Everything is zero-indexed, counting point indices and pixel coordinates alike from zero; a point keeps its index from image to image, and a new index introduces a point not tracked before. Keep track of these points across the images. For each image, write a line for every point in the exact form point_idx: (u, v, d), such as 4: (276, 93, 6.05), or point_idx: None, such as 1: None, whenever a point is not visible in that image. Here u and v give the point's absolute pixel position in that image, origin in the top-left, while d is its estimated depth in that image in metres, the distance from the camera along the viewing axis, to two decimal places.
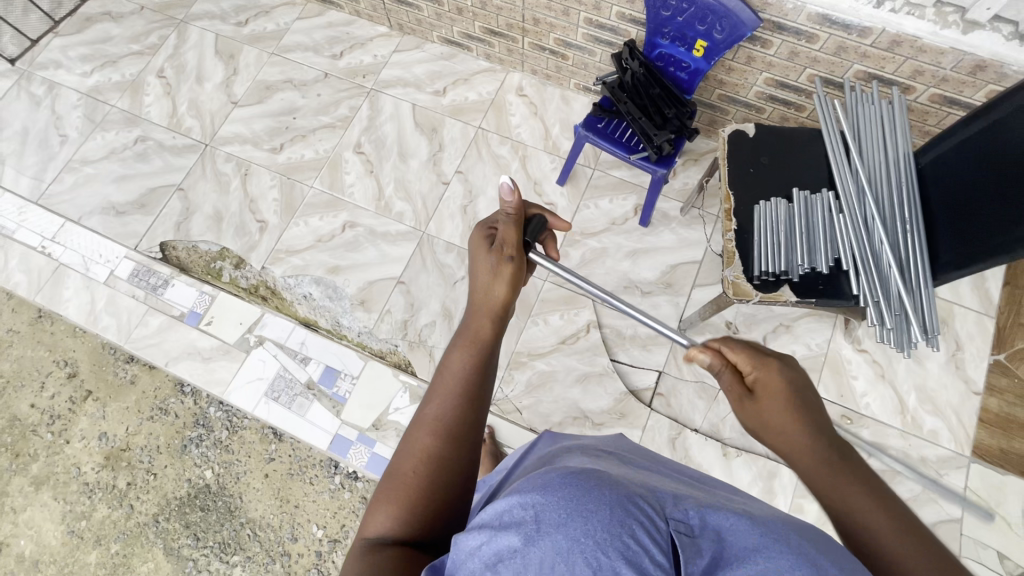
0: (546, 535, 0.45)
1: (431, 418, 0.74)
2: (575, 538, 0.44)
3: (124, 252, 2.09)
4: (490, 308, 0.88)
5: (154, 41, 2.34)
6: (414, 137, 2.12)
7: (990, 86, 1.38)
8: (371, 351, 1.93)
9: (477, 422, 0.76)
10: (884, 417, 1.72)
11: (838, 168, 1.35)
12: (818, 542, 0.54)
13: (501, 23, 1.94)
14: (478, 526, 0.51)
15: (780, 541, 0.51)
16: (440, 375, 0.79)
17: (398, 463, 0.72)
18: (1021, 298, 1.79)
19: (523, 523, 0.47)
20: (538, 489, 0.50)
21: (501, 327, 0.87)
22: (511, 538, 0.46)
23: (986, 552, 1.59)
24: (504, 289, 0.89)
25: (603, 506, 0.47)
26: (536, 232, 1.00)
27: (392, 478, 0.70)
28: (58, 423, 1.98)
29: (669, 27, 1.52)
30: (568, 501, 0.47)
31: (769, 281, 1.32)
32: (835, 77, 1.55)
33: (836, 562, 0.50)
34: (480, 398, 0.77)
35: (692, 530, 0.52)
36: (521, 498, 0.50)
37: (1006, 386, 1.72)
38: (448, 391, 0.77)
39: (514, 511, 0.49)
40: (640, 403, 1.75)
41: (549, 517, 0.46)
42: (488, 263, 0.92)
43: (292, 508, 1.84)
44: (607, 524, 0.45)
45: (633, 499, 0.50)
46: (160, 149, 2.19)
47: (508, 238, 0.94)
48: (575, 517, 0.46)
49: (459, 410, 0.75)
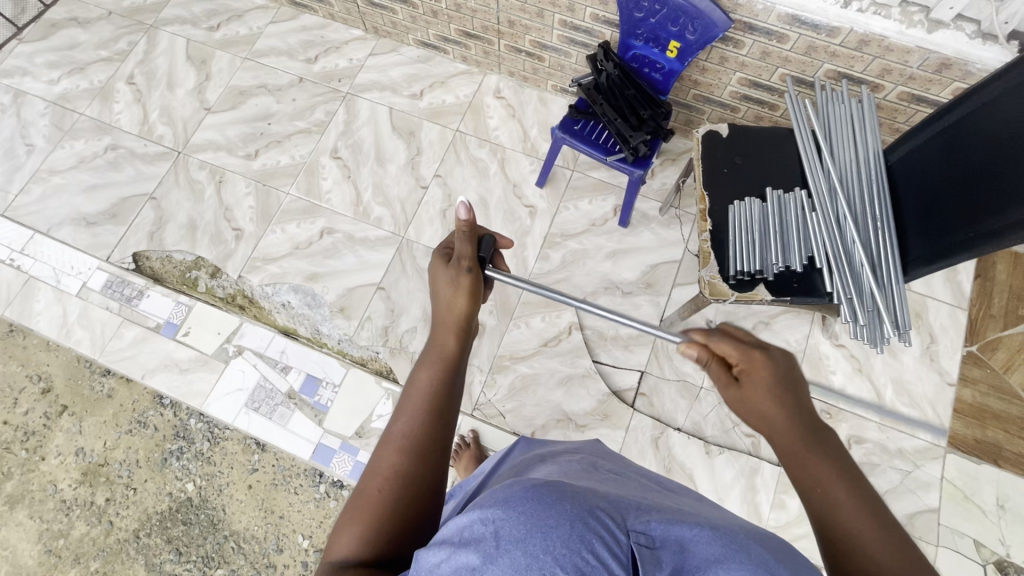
0: (505, 553, 0.45)
1: (397, 435, 0.75)
2: (534, 555, 0.44)
3: (97, 263, 2.04)
4: (453, 322, 0.89)
5: (123, 47, 2.29)
6: (391, 141, 2.10)
7: (956, 84, 1.41)
8: (352, 358, 1.91)
9: (443, 436, 0.76)
10: (863, 411, 1.74)
11: (810, 167, 1.37)
12: (777, 550, 0.55)
13: (477, 26, 1.93)
14: (438, 541, 0.50)
15: (740, 552, 0.52)
16: (407, 392, 0.79)
17: (364, 482, 0.72)
18: (991, 290, 1.82)
19: (482, 540, 0.46)
20: (499, 504, 0.50)
21: (464, 340, 0.88)
22: (470, 555, 0.45)
23: (963, 540, 1.62)
24: (465, 300, 0.91)
25: (563, 522, 0.47)
26: (489, 249, 0.99)
27: (359, 498, 0.70)
28: (33, 439, 1.93)
29: (642, 28, 1.52)
30: (528, 516, 0.47)
31: (744, 281, 1.33)
32: (807, 76, 1.56)
33: (789, 568, 0.53)
34: (445, 414, 0.78)
35: (653, 542, 0.52)
36: (482, 513, 0.49)
37: (979, 376, 1.76)
38: (414, 407, 0.77)
39: (474, 526, 0.48)
40: (623, 404, 1.75)
41: (509, 533, 0.46)
42: (446, 276, 0.93)
43: (276, 519, 1.82)
44: (567, 540, 0.45)
45: (594, 512, 0.50)
46: (132, 157, 2.15)
47: (464, 253, 0.95)
48: (534, 533, 0.45)
49: (424, 425, 0.75)
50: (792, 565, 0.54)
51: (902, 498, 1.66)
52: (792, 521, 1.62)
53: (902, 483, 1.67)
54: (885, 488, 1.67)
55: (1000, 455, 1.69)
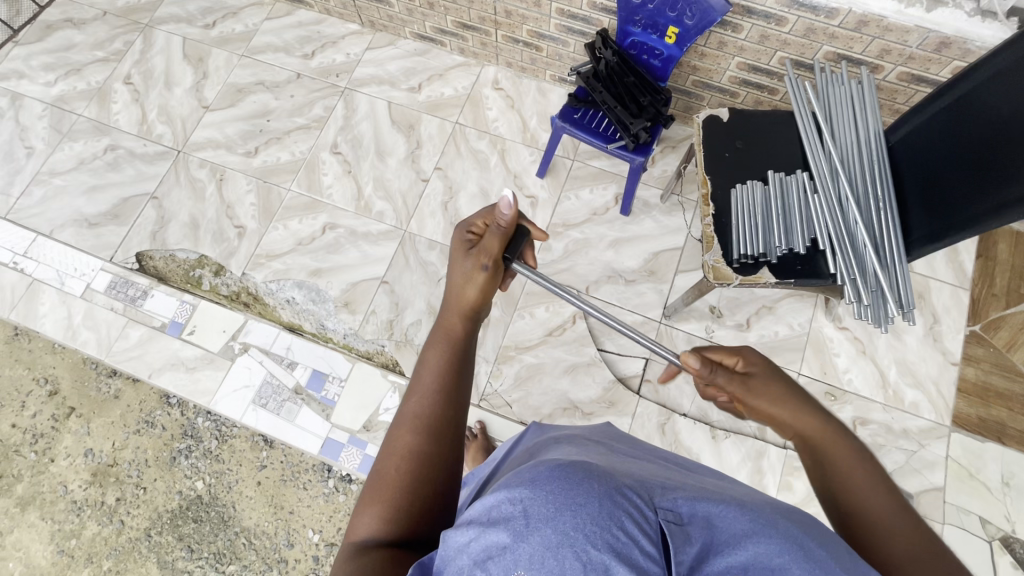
0: (535, 531, 0.45)
1: (411, 416, 0.75)
2: (565, 533, 0.44)
3: (100, 264, 2.04)
4: (462, 308, 0.91)
5: (118, 47, 2.28)
6: (391, 135, 2.10)
7: (955, 63, 1.41)
8: (358, 353, 1.91)
9: (457, 417, 0.77)
10: (867, 392, 1.75)
11: (811, 149, 1.37)
12: (803, 522, 0.57)
13: (474, 17, 1.93)
14: (466, 522, 0.51)
15: (768, 525, 0.54)
16: (420, 375, 0.80)
17: (381, 464, 0.72)
18: (993, 269, 1.83)
19: (511, 519, 0.47)
20: (525, 483, 0.50)
21: (472, 325, 0.90)
22: (500, 534, 0.46)
23: (968, 518, 1.63)
24: (475, 283, 0.92)
25: (592, 499, 0.47)
26: (519, 246, 0.99)
27: (377, 480, 0.71)
28: (42, 441, 1.95)
29: (641, 15, 1.53)
30: (555, 495, 0.47)
31: (748, 264, 1.33)
32: (806, 59, 1.56)
33: (817, 540, 0.54)
34: (459, 395, 0.79)
35: (682, 518, 0.52)
36: (509, 493, 0.50)
37: (982, 355, 1.77)
38: (426, 389, 0.78)
39: (502, 507, 0.49)
40: (629, 391, 1.76)
41: (538, 512, 0.46)
42: (464, 266, 0.93)
43: (287, 514, 1.83)
44: (597, 517, 0.45)
45: (622, 491, 0.50)
46: (131, 157, 2.14)
47: (490, 246, 0.95)
48: (564, 511, 0.46)
49: (437, 407, 0.76)
50: (820, 537, 0.56)
51: (906, 478, 1.67)
52: (798, 503, 1.64)
53: (907, 463, 1.68)
54: (890, 468, 1.68)
55: (1004, 432, 1.70)
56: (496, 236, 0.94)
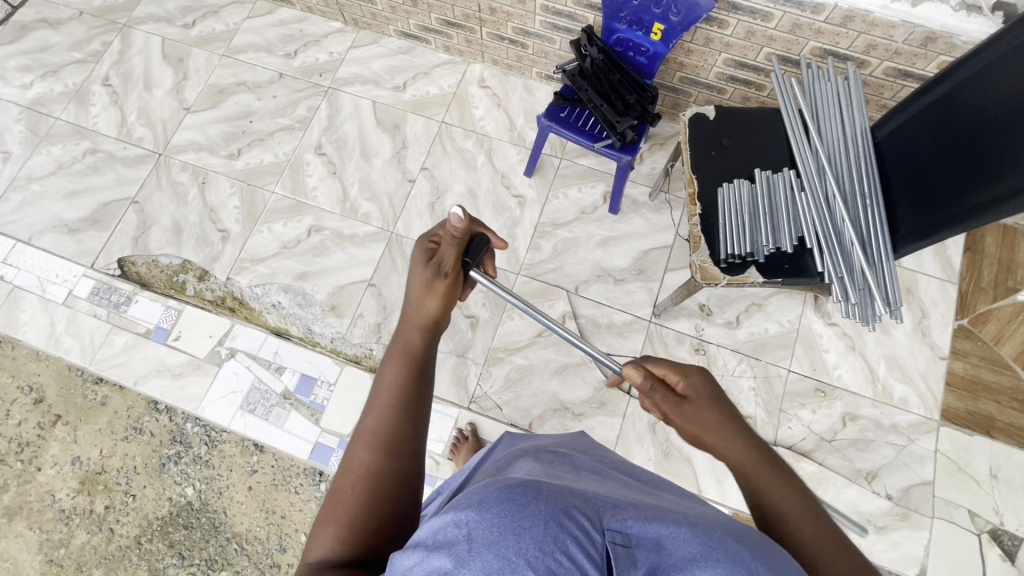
0: (477, 556, 0.47)
1: (369, 432, 0.77)
2: (507, 558, 0.47)
3: (82, 270, 2.00)
4: (420, 321, 0.91)
5: (96, 48, 2.23)
6: (376, 135, 2.07)
7: (941, 58, 1.40)
8: (347, 357, 1.89)
9: (415, 433, 0.79)
10: (857, 387, 1.76)
11: (798, 146, 1.36)
12: (751, 540, 0.58)
13: (458, 14, 1.90)
14: (413, 544, 0.53)
15: (717, 548, 0.55)
16: (378, 390, 0.81)
17: (338, 482, 0.74)
18: (980, 263, 1.83)
19: (455, 543, 0.49)
20: (473, 505, 0.52)
21: (432, 338, 0.91)
22: (443, 559, 0.48)
23: (958, 511, 1.64)
24: (436, 300, 0.92)
25: (537, 523, 0.49)
26: (478, 251, 0.99)
27: (333, 498, 0.72)
28: (28, 450, 1.92)
29: (626, 11, 1.51)
30: (501, 518, 0.49)
31: (735, 264, 1.32)
32: (792, 54, 1.55)
33: (764, 562, 0.55)
34: (417, 410, 0.81)
35: (629, 541, 0.55)
36: (456, 515, 0.52)
37: (969, 349, 1.77)
38: (383, 406, 0.80)
39: (447, 530, 0.51)
40: (619, 391, 1.75)
41: (481, 536, 0.48)
42: (422, 277, 0.93)
43: (278, 519, 1.82)
44: (541, 541, 0.48)
45: (569, 512, 0.52)
46: (112, 160, 2.10)
47: (447, 257, 0.95)
48: (508, 535, 0.48)
49: (394, 423, 0.78)
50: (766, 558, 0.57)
51: (897, 473, 1.68)
52: None
53: (897, 458, 1.69)
54: (880, 463, 1.68)
55: (992, 425, 1.71)
56: (452, 246, 0.94)
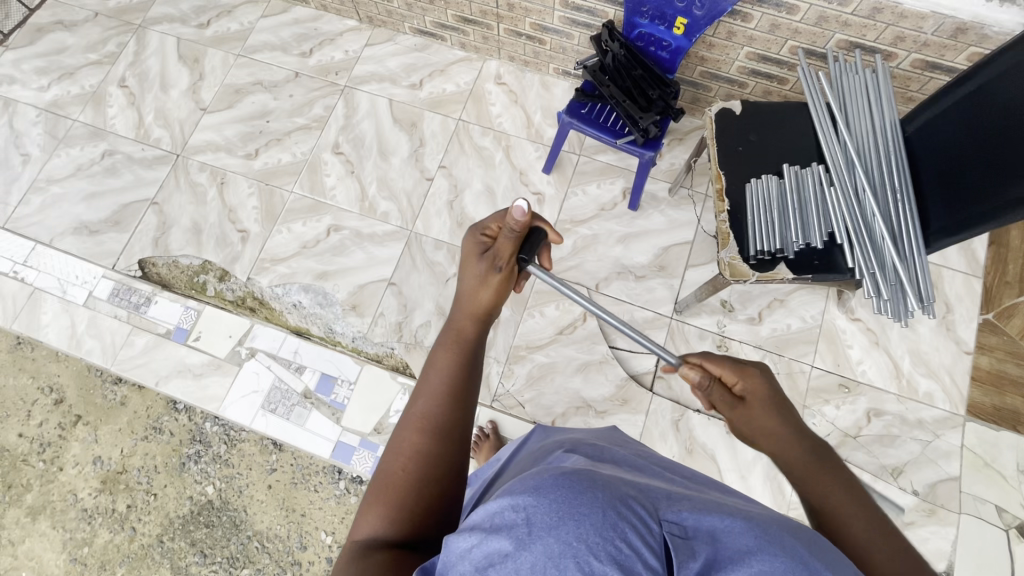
0: (537, 539, 0.48)
1: (418, 416, 0.79)
2: (567, 543, 0.47)
3: (102, 271, 2.01)
4: (474, 310, 0.91)
5: (112, 49, 2.23)
6: (393, 134, 2.06)
7: (972, 49, 1.38)
8: (367, 356, 1.90)
9: (463, 420, 0.80)
10: (881, 383, 1.75)
11: (826, 140, 1.35)
12: (805, 534, 0.57)
13: (475, 11, 1.89)
14: (468, 528, 0.54)
15: (773, 543, 0.54)
16: (429, 375, 0.83)
17: (388, 463, 0.76)
18: (1005, 257, 1.81)
19: (514, 526, 0.50)
20: (529, 491, 0.53)
21: (484, 328, 0.90)
22: (501, 541, 0.49)
23: (985, 507, 1.63)
24: (490, 294, 0.92)
25: (595, 510, 0.49)
26: (533, 246, 0.98)
27: (383, 478, 0.74)
28: (50, 450, 1.93)
29: (648, 6, 1.50)
30: (559, 504, 0.50)
31: (764, 260, 1.31)
32: (817, 47, 1.53)
33: (823, 559, 0.53)
34: (465, 398, 0.81)
35: (686, 533, 0.55)
36: (513, 500, 0.53)
37: (995, 343, 1.76)
38: (433, 390, 0.81)
39: (505, 513, 0.52)
40: (641, 388, 1.75)
41: (541, 520, 0.49)
42: (477, 271, 0.92)
43: (299, 517, 1.83)
44: (600, 528, 0.48)
45: (626, 502, 0.53)
46: (129, 162, 2.11)
47: (504, 251, 0.93)
48: (567, 520, 0.48)
49: (443, 408, 0.79)
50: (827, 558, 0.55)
51: (922, 469, 1.67)
52: None
53: (923, 453, 1.68)
54: (905, 459, 1.67)
55: (1019, 421, 1.69)
56: (510, 240, 0.91)
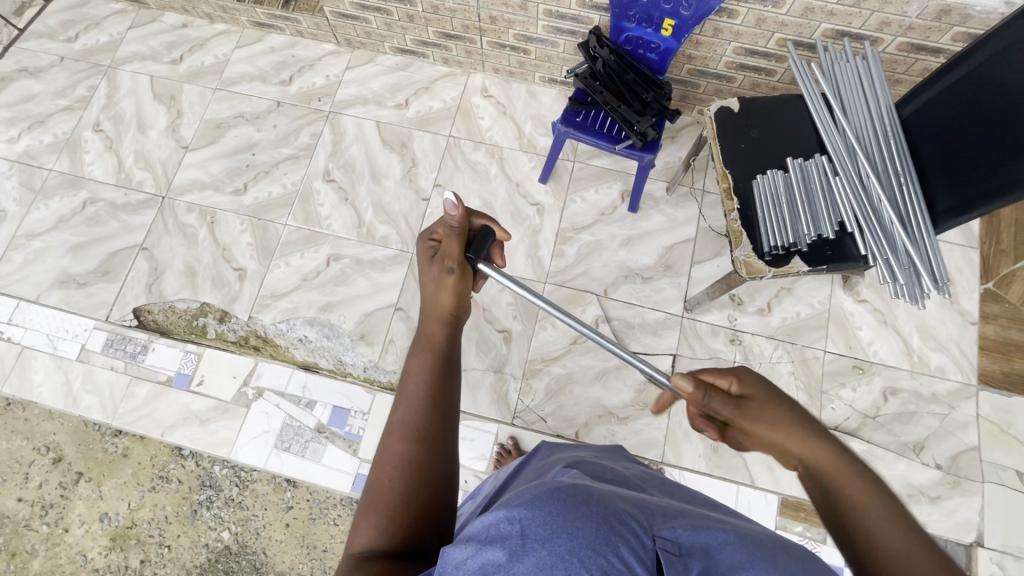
0: (531, 552, 0.47)
1: (400, 423, 0.76)
2: (559, 555, 0.46)
3: (93, 323, 1.94)
4: (438, 314, 0.90)
5: (82, 93, 2.16)
6: (384, 155, 2.03)
7: (955, 29, 1.41)
8: (380, 384, 1.86)
9: (443, 419, 0.78)
10: (893, 361, 1.77)
11: (825, 129, 1.36)
12: (802, 554, 0.57)
13: (457, 25, 1.87)
14: (465, 539, 0.53)
15: (765, 560, 0.54)
16: (404, 384, 0.80)
17: (375, 474, 0.73)
18: (999, 225, 1.86)
19: (508, 538, 0.49)
20: (524, 503, 0.52)
21: (452, 330, 0.89)
22: (496, 552, 0.48)
23: (1006, 473, 1.66)
24: (450, 295, 0.91)
25: (588, 523, 0.49)
26: (480, 245, 0.97)
27: (372, 490, 0.71)
28: (53, 512, 1.85)
29: (634, 10, 1.51)
30: (553, 516, 0.49)
31: (779, 255, 1.31)
32: (804, 38, 1.55)
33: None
34: (444, 399, 0.80)
35: (680, 549, 0.54)
36: (508, 512, 0.52)
37: (998, 311, 1.79)
38: (412, 396, 0.79)
39: (500, 525, 0.51)
40: (661, 390, 1.74)
41: (535, 532, 0.48)
42: (430, 274, 0.92)
43: (320, 553, 1.79)
44: (592, 541, 0.47)
45: (620, 517, 0.52)
46: (112, 209, 2.04)
47: (451, 251, 0.93)
48: (559, 533, 0.48)
49: (423, 410, 0.77)
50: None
51: (942, 442, 1.69)
52: None
53: (941, 427, 1.70)
54: (925, 434, 1.69)
55: None
56: (453, 239, 0.93)
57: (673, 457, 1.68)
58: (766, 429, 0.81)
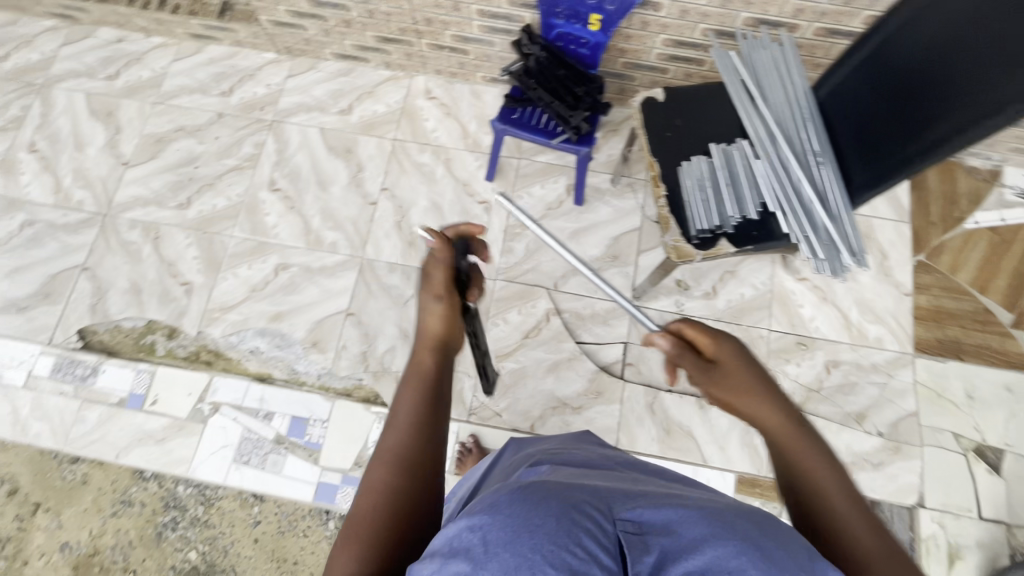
0: (493, 557, 0.48)
1: (387, 451, 0.76)
2: (523, 556, 0.47)
3: (38, 347, 1.89)
4: (428, 339, 0.86)
5: (15, 113, 2.11)
6: (329, 162, 2.03)
7: (865, 12, 1.47)
8: (337, 391, 1.85)
9: (431, 450, 0.78)
10: (834, 335, 1.83)
11: (746, 114, 1.41)
12: (761, 517, 0.56)
13: (393, 28, 1.88)
14: (430, 553, 0.53)
15: (725, 527, 0.54)
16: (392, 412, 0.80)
17: (357, 504, 0.73)
18: (926, 200, 1.94)
19: (471, 548, 0.49)
20: (486, 509, 0.53)
21: (442, 356, 0.86)
22: (460, 564, 0.49)
23: (944, 436, 1.73)
24: (438, 320, 0.87)
25: (548, 519, 0.49)
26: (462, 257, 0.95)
27: (354, 521, 0.71)
28: (9, 545, 1.76)
29: (561, 7, 1.56)
30: (514, 519, 0.50)
31: (707, 238, 1.35)
32: (727, 28, 1.60)
33: (775, 539, 0.54)
34: (432, 426, 0.79)
35: (641, 528, 0.54)
36: (470, 520, 0.52)
37: (931, 281, 1.87)
38: (402, 423, 0.79)
39: (462, 535, 0.51)
40: (613, 377, 1.78)
41: (496, 537, 0.49)
42: (424, 298, 0.88)
43: (291, 565, 1.73)
44: (554, 535, 0.48)
45: (579, 507, 0.53)
46: (52, 230, 1.99)
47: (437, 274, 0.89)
48: (522, 534, 0.48)
49: (411, 438, 0.77)
50: (782, 537, 0.55)
51: (882, 410, 1.75)
52: None
53: (881, 395, 1.77)
54: (867, 403, 1.76)
55: (962, 349, 1.80)
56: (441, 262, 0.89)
57: (628, 442, 1.71)
58: (744, 398, 0.82)
